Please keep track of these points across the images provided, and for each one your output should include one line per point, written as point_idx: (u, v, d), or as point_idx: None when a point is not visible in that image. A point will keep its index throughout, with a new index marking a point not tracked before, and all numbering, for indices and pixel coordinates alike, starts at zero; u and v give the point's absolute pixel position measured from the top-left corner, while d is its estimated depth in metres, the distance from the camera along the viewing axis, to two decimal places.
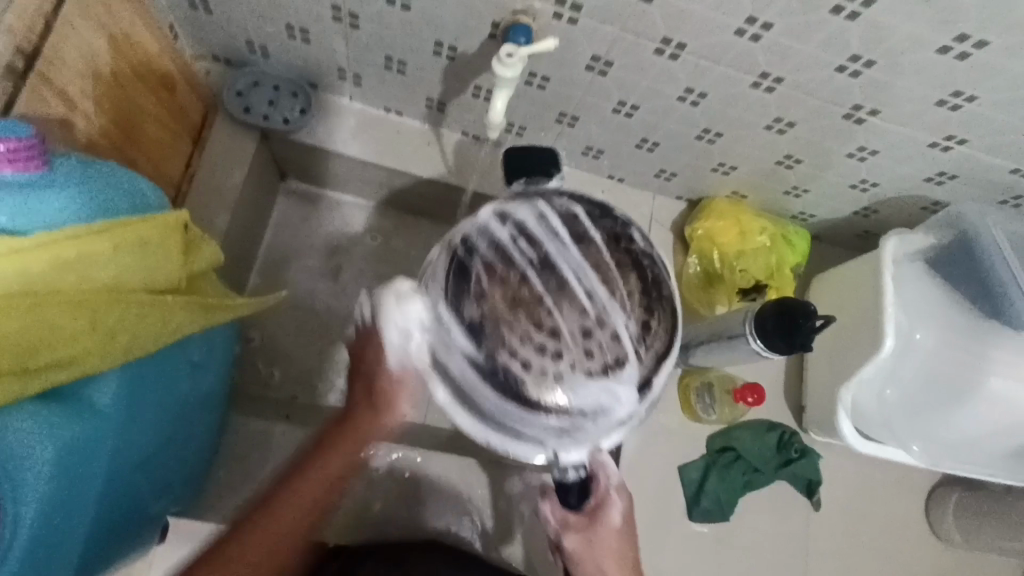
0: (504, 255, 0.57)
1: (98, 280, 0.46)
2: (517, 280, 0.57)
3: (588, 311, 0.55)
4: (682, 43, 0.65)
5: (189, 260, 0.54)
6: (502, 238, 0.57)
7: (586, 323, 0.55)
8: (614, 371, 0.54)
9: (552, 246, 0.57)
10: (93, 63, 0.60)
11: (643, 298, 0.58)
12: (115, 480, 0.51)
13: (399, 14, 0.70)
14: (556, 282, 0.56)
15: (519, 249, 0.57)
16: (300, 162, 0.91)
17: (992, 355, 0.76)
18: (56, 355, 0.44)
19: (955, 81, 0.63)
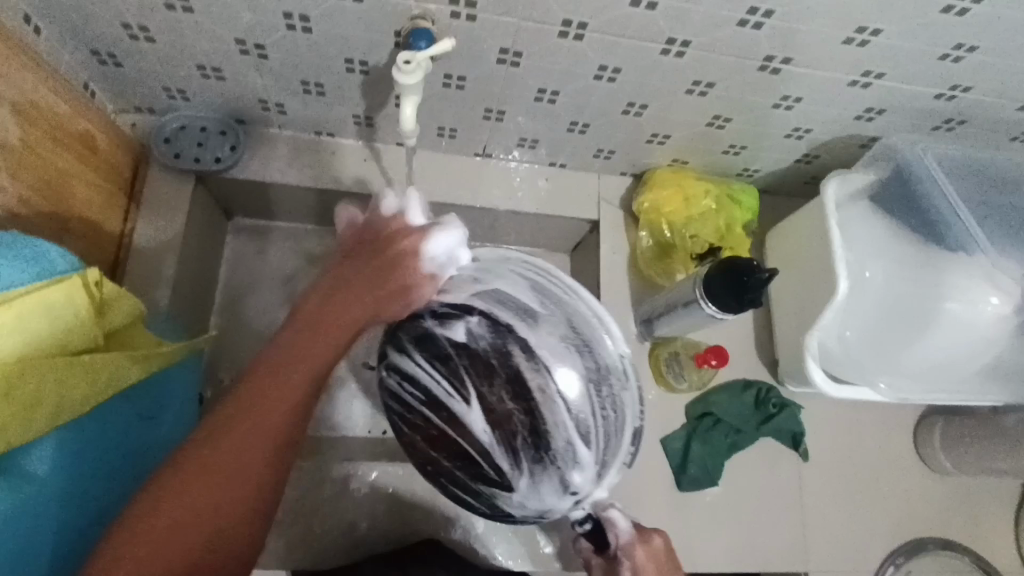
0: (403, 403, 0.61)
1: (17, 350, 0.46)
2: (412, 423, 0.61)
3: (485, 430, 0.58)
4: (583, 23, 0.65)
5: (111, 315, 0.53)
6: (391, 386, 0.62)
7: (486, 439, 0.58)
8: (535, 465, 0.59)
9: (432, 381, 0.60)
10: (1, 136, 0.59)
11: (511, 388, 0.59)
12: (67, 541, 0.50)
13: (303, 38, 0.70)
14: (446, 415, 0.59)
15: (408, 392, 0.61)
16: (241, 198, 0.91)
17: (950, 281, 0.73)
18: None
19: (856, 17, 0.63)
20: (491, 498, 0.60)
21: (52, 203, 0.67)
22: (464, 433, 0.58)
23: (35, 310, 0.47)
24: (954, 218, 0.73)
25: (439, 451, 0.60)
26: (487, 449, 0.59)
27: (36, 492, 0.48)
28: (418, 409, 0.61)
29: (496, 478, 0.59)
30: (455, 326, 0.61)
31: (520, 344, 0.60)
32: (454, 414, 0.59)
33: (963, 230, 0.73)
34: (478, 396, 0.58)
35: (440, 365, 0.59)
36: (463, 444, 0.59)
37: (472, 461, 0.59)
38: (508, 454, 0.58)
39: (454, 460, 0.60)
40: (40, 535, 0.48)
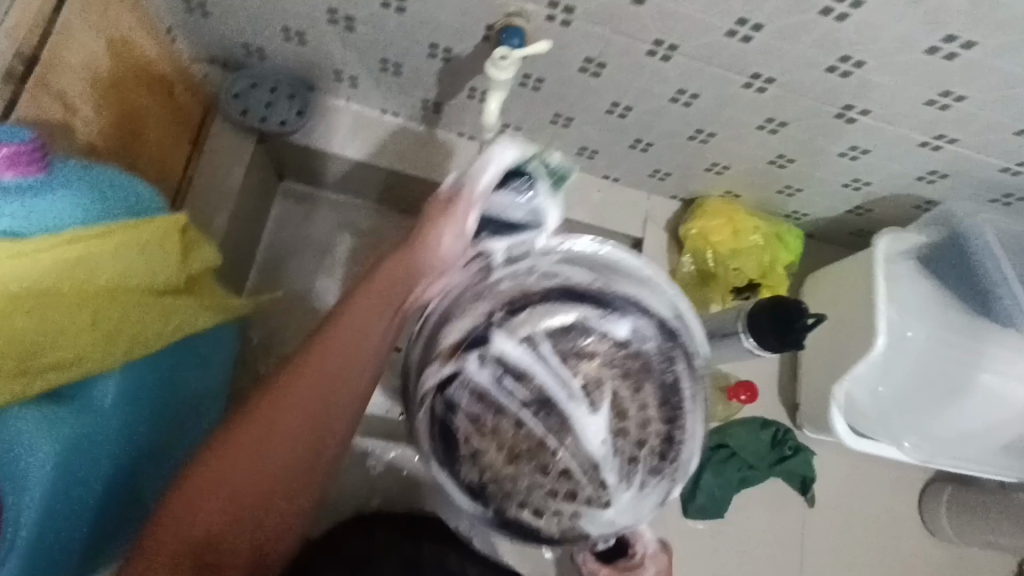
0: (493, 403, 0.57)
1: (103, 282, 0.46)
2: (510, 427, 0.57)
3: (610, 442, 0.57)
4: (673, 45, 0.66)
5: (188, 260, 0.54)
6: (484, 381, 0.57)
7: (599, 451, 0.57)
8: (650, 483, 0.58)
9: (557, 383, 0.57)
10: (92, 68, 0.60)
11: (662, 408, 0.58)
12: (124, 476, 0.51)
13: (394, 17, 0.70)
14: (558, 419, 0.57)
15: (509, 392, 0.57)
16: (297, 162, 0.91)
17: (987, 351, 0.77)
18: (60, 354, 0.44)
19: (944, 81, 0.64)
20: (575, 514, 0.57)
21: (130, 141, 0.67)
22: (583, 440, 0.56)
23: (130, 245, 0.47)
24: (1010, 294, 0.72)
25: (516, 465, 0.57)
26: (597, 462, 0.57)
27: (96, 424, 0.48)
28: (513, 420, 0.57)
29: (586, 493, 0.57)
30: (611, 329, 0.59)
31: (672, 359, 0.59)
32: (570, 422, 0.57)
33: (1013, 312, 0.73)
34: (606, 402, 0.57)
35: (577, 364, 0.57)
36: (569, 454, 0.57)
37: (569, 473, 0.57)
38: (622, 464, 0.57)
39: (535, 468, 0.57)
40: (94, 469, 0.49)
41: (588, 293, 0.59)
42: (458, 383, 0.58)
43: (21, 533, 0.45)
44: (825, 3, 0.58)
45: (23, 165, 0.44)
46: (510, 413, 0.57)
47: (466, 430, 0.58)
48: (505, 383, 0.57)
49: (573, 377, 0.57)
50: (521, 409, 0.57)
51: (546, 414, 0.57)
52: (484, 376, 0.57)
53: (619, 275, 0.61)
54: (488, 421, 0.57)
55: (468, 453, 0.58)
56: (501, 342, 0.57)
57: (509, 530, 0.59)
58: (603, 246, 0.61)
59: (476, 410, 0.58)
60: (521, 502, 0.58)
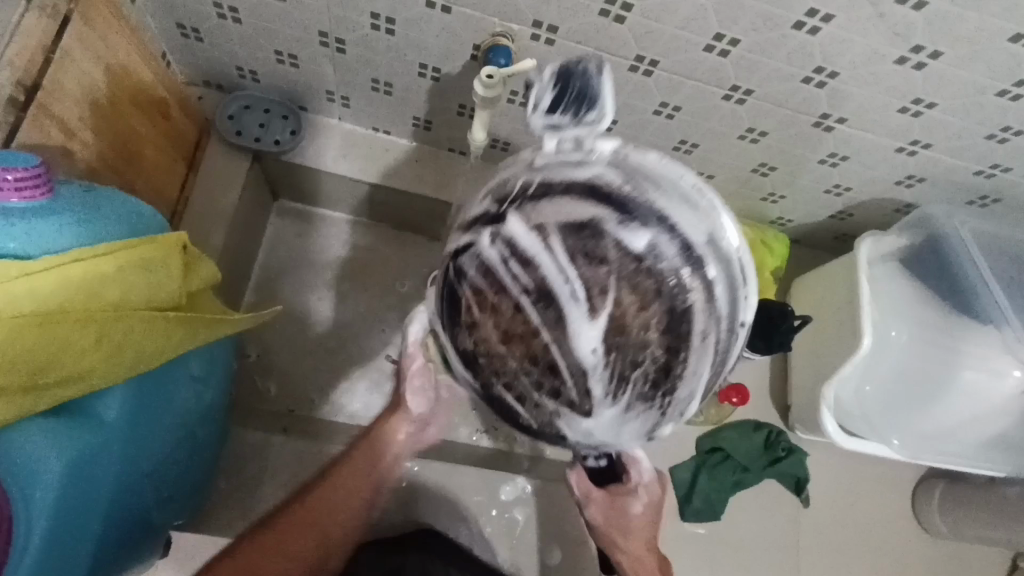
0: (496, 281, 0.45)
1: (108, 297, 0.46)
2: (509, 309, 0.45)
3: (597, 359, 0.44)
4: (654, 60, 0.68)
5: (189, 278, 0.55)
6: (491, 259, 0.45)
7: (589, 362, 0.44)
8: (635, 405, 0.46)
9: (558, 275, 0.44)
10: (90, 94, 0.61)
11: (669, 334, 0.44)
12: (123, 490, 0.52)
13: (384, 39, 0.73)
14: (554, 316, 0.44)
15: (513, 275, 0.45)
16: (291, 181, 0.93)
17: (969, 349, 0.76)
18: (67, 368, 0.44)
19: (915, 89, 0.66)
20: (510, 403, 0.48)
21: (125, 163, 0.68)
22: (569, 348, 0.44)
23: (134, 262, 0.48)
24: (984, 290, 0.76)
25: (513, 352, 0.45)
26: (584, 370, 0.44)
27: (102, 436, 0.48)
28: (501, 294, 0.45)
29: (548, 408, 0.47)
30: (630, 227, 0.43)
31: (693, 279, 0.44)
32: (557, 316, 0.44)
33: (990, 304, 0.76)
34: (610, 310, 0.43)
35: (586, 266, 0.43)
36: (554, 353, 0.45)
37: (556, 372, 0.45)
38: (613, 377, 0.45)
39: (522, 356, 0.45)
40: (98, 481, 0.49)
41: (605, 177, 0.45)
42: (470, 255, 0.47)
43: (28, 547, 0.44)
44: (796, 18, 0.60)
45: (28, 189, 0.45)
46: (510, 297, 0.45)
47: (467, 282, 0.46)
48: (491, 246, 0.45)
49: (573, 255, 0.44)
50: (505, 255, 0.45)
51: (540, 299, 0.44)
52: (471, 235, 0.47)
53: (656, 189, 0.44)
54: (465, 282, 0.47)
55: (456, 325, 0.48)
56: (511, 230, 0.45)
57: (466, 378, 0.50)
58: (653, 155, 0.45)
59: (482, 285, 0.46)
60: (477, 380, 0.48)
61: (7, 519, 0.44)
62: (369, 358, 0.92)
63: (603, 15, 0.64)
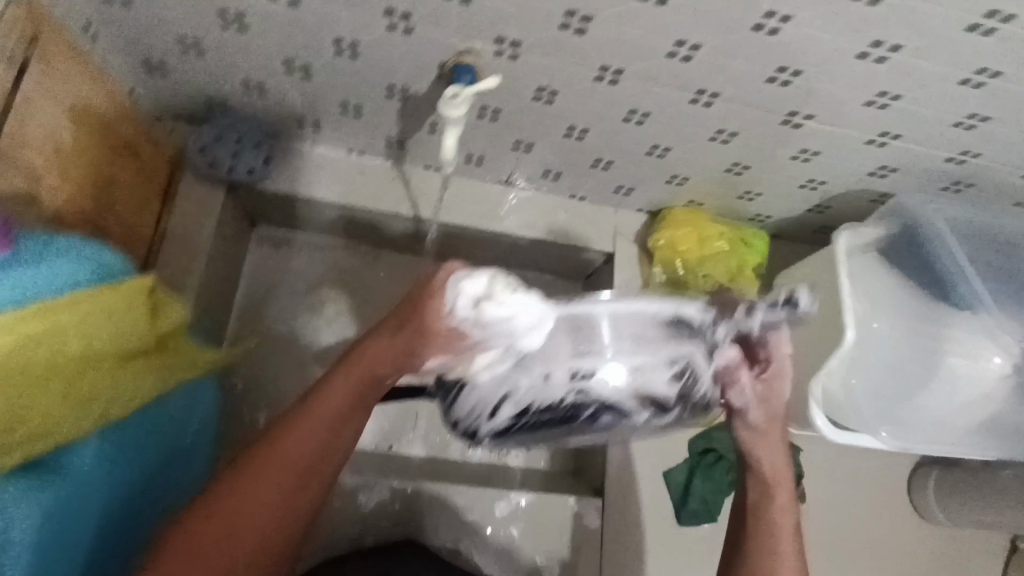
0: (576, 405, 0.54)
1: (69, 351, 0.47)
2: (573, 418, 0.54)
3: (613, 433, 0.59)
4: (619, 69, 0.68)
5: (158, 321, 0.55)
6: (572, 389, 0.53)
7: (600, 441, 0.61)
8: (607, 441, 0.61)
9: (622, 412, 0.55)
10: (55, 138, 0.61)
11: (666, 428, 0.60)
12: (105, 537, 0.52)
13: (348, 63, 0.73)
14: (600, 421, 0.55)
15: (589, 400, 0.53)
16: (268, 208, 0.93)
17: (952, 336, 0.76)
18: (27, 426, 0.45)
19: (878, 82, 0.67)
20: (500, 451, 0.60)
21: (97, 204, 0.68)
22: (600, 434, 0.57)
23: (97, 312, 0.49)
24: (962, 277, 0.75)
25: (527, 429, 0.56)
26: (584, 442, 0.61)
27: (75, 488, 0.49)
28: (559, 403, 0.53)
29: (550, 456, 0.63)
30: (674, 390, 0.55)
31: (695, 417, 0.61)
32: (587, 422, 0.56)
33: (971, 291, 0.75)
34: (659, 421, 0.57)
35: (657, 401, 0.55)
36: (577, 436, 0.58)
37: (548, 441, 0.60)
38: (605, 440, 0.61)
39: (535, 428, 0.56)
40: (76, 534, 0.49)
41: (664, 346, 0.54)
42: (566, 371, 0.52)
43: None
44: (754, 20, 0.60)
45: None
46: (572, 409, 0.54)
47: (502, 409, 0.53)
48: (562, 381, 0.52)
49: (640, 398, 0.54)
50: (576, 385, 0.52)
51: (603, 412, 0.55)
52: (534, 367, 0.52)
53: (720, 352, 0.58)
54: (538, 397, 0.53)
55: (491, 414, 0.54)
56: (589, 375, 0.52)
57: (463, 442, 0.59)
58: (723, 332, 0.56)
59: (559, 406, 0.54)
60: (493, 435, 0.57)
61: None
62: None
63: (564, 28, 0.64)
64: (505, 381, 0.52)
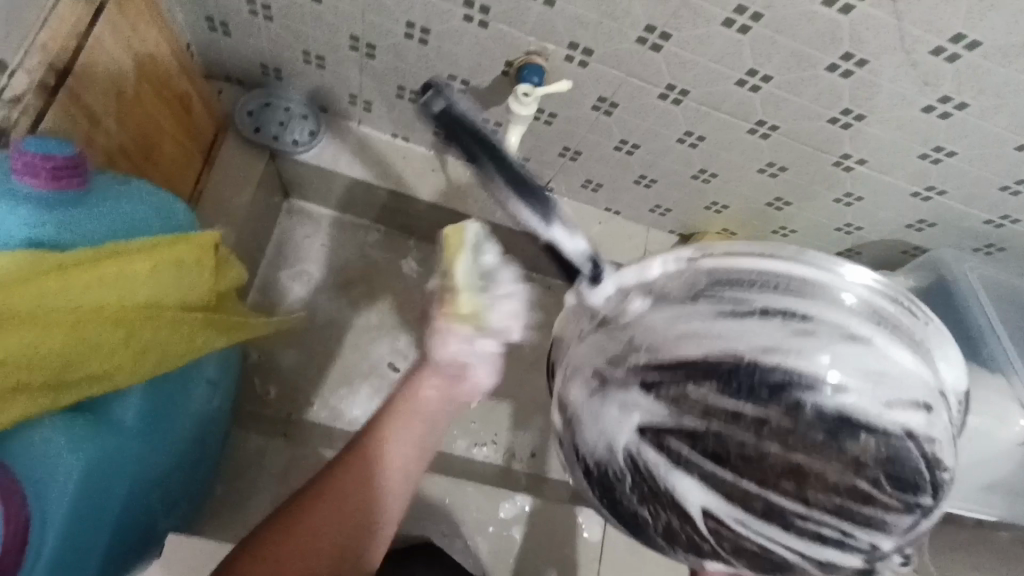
0: (898, 438, 0.40)
1: (139, 298, 0.45)
2: (870, 451, 0.40)
3: (828, 507, 0.41)
4: (685, 90, 0.69)
5: (219, 279, 0.54)
6: (911, 406, 0.41)
7: (808, 514, 0.41)
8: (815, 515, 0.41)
9: (828, 522, 0.41)
10: (118, 83, 0.60)
11: (859, 550, 0.42)
12: (136, 494, 0.51)
13: (416, 48, 0.72)
14: (874, 481, 0.40)
15: (915, 450, 0.41)
16: (304, 181, 0.92)
17: (978, 394, 0.73)
18: (93, 368, 0.44)
19: (936, 137, 0.68)
20: (629, 454, 0.43)
21: (144, 153, 0.67)
22: (829, 508, 0.41)
23: (167, 264, 0.47)
24: (993, 337, 0.77)
25: (801, 453, 0.40)
26: (786, 511, 0.41)
27: (119, 441, 0.47)
28: (845, 463, 0.40)
29: (633, 508, 0.44)
30: (914, 534, 0.43)
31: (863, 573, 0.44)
32: (783, 512, 0.41)
33: (996, 349, 0.76)
34: (872, 534, 0.42)
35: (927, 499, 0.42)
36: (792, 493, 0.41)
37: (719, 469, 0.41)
38: (838, 507, 0.41)
39: (813, 448, 0.40)
40: (112, 490, 0.47)
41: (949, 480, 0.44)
42: (909, 385, 0.41)
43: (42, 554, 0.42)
44: (830, 60, 0.61)
45: (65, 180, 0.44)
46: (876, 427, 0.40)
47: (794, 391, 0.40)
48: (891, 411, 0.40)
49: (899, 508, 0.41)
50: (905, 433, 0.40)
51: (859, 496, 0.41)
52: (868, 371, 0.41)
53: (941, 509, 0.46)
54: (846, 436, 0.40)
55: (793, 402, 0.40)
56: (919, 431, 0.41)
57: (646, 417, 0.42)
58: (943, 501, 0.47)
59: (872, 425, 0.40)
60: (697, 433, 0.41)
61: (23, 520, 0.41)
62: (371, 366, 0.91)
63: (640, 42, 0.64)
64: (804, 348, 0.41)
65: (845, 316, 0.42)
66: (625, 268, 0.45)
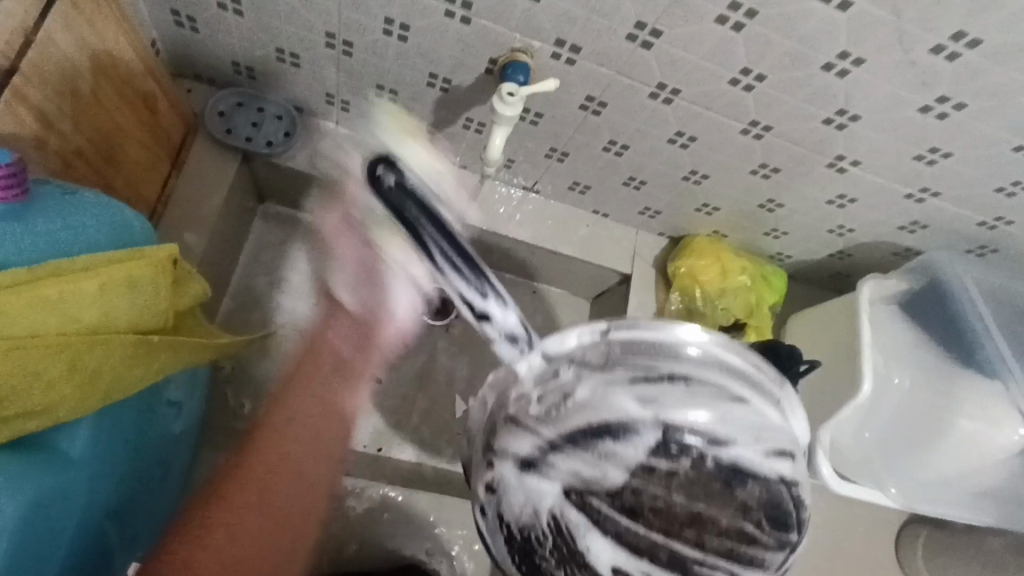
0: (761, 489, 0.50)
1: (86, 321, 0.43)
2: (744, 492, 0.50)
3: (717, 548, 0.49)
4: (676, 89, 0.66)
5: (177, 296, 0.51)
6: (769, 463, 0.51)
7: (702, 558, 0.49)
8: (709, 555, 0.49)
9: (718, 568, 0.50)
10: (72, 82, 0.56)
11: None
12: (86, 528, 0.48)
13: (394, 45, 0.69)
14: (753, 521, 0.50)
15: (774, 491, 0.51)
16: (279, 184, 0.87)
17: (965, 397, 0.74)
18: (32, 400, 0.41)
19: (932, 138, 0.66)
20: (553, 517, 0.51)
21: (104, 158, 0.63)
22: (716, 548, 0.49)
23: (119, 283, 0.44)
24: (988, 342, 0.75)
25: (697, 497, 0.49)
26: (686, 551, 0.49)
27: (72, 470, 0.45)
28: (735, 508, 0.50)
29: (551, 574, 0.52)
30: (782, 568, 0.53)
31: None
32: (684, 561, 0.49)
33: (992, 352, 0.75)
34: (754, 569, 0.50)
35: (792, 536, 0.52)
36: (690, 538, 0.49)
37: (632, 513, 0.50)
38: (726, 547, 0.50)
39: (707, 496, 0.50)
40: (57, 524, 0.44)
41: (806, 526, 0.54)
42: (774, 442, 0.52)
43: None
44: (826, 59, 0.59)
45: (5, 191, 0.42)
46: (754, 474, 0.51)
47: (694, 445, 0.50)
48: (770, 460, 0.51)
49: (775, 546, 0.51)
50: (771, 481, 0.51)
51: (747, 538, 0.50)
52: (747, 433, 0.51)
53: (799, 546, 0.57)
54: (739, 483, 0.50)
55: (695, 454, 0.50)
56: (779, 475, 0.51)
57: (573, 474, 0.51)
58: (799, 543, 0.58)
59: (749, 469, 0.50)
60: (615, 491, 0.50)
61: None
62: None
63: (629, 40, 0.62)
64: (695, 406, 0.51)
65: (725, 378, 0.53)
66: (549, 338, 0.55)
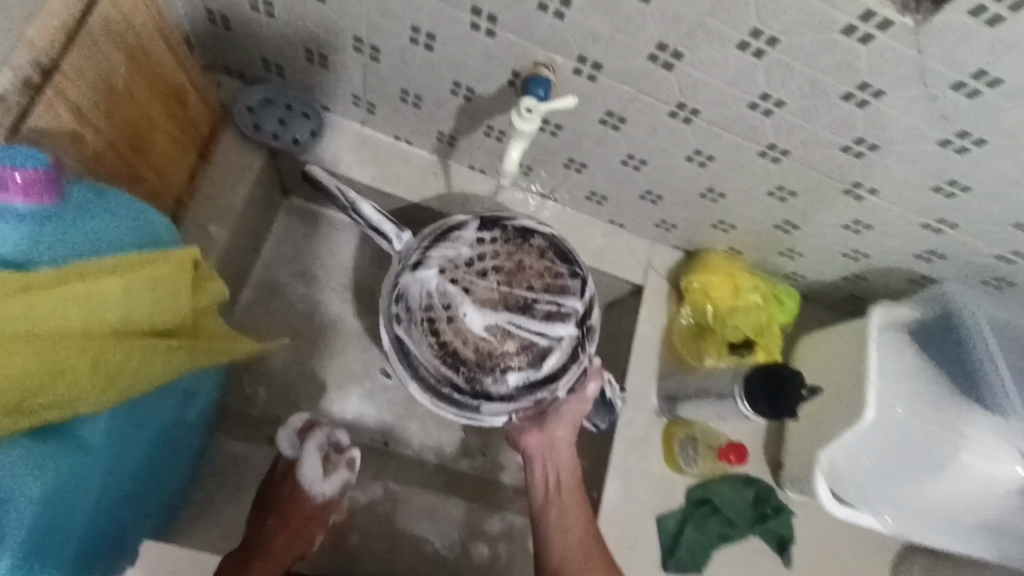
0: (553, 282, 0.71)
1: (109, 320, 0.46)
2: (531, 262, 0.72)
3: (512, 331, 0.69)
4: (696, 110, 0.67)
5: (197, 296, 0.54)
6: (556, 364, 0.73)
7: (514, 345, 0.69)
8: (509, 336, 0.69)
9: (522, 335, 0.69)
10: (108, 78, 0.59)
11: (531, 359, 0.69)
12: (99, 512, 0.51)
13: (421, 53, 0.70)
14: (542, 309, 0.70)
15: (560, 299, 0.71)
16: (303, 180, 0.90)
17: (968, 432, 0.78)
18: (58, 394, 0.44)
19: (951, 172, 0.66)
20: (442, 295, 0.69)
21: (132, 151, 0.65)
22: (526, 326, 0.69)
23: (140, 284, 0.47)
24: (996, 385, 0.74)
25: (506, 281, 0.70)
26: (503, 330, 0.69)
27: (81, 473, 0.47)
28: (536, 272, 0.71)
29: (445, 337, 0.68)
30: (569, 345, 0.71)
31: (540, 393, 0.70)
32: (507, 330, 0.69)
33: (1002, 399, 0.74)
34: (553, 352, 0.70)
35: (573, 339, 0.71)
36: (498, 320, 0.69)
37: (481, 279, 0.70)
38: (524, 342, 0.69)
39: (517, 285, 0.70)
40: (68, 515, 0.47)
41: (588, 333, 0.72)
42: (551, 248, 0.74)
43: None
44: (847, 89, 0.59)
45: (35, 190, 0.44)
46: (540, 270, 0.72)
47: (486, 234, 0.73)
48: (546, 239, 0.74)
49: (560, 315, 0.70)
50: (558, 282, 0.72)
51: (544, 309, 0.70)
52: (538, 226, 0.75)
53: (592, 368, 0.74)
54: (529, 240, 0.73)
55: (501, 234, 0.73)
56: (568, 290, 0.72)
57: (440, 257, 0.71)
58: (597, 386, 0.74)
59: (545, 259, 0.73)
60: (467, 261, 0.71)
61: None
62: (359, 370, 0.88)
63: (651, 60, 0.62)
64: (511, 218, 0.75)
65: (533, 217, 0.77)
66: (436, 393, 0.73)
